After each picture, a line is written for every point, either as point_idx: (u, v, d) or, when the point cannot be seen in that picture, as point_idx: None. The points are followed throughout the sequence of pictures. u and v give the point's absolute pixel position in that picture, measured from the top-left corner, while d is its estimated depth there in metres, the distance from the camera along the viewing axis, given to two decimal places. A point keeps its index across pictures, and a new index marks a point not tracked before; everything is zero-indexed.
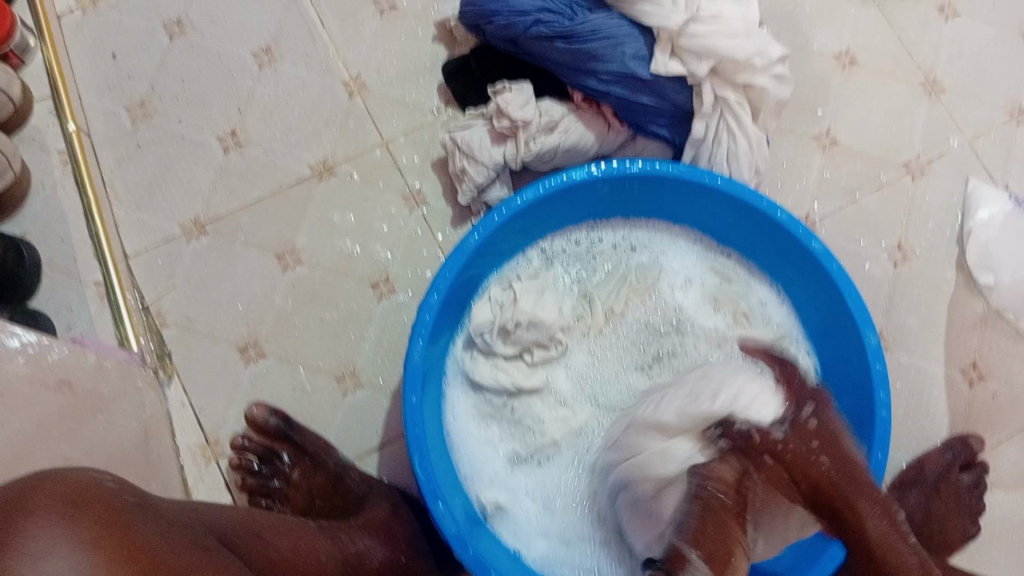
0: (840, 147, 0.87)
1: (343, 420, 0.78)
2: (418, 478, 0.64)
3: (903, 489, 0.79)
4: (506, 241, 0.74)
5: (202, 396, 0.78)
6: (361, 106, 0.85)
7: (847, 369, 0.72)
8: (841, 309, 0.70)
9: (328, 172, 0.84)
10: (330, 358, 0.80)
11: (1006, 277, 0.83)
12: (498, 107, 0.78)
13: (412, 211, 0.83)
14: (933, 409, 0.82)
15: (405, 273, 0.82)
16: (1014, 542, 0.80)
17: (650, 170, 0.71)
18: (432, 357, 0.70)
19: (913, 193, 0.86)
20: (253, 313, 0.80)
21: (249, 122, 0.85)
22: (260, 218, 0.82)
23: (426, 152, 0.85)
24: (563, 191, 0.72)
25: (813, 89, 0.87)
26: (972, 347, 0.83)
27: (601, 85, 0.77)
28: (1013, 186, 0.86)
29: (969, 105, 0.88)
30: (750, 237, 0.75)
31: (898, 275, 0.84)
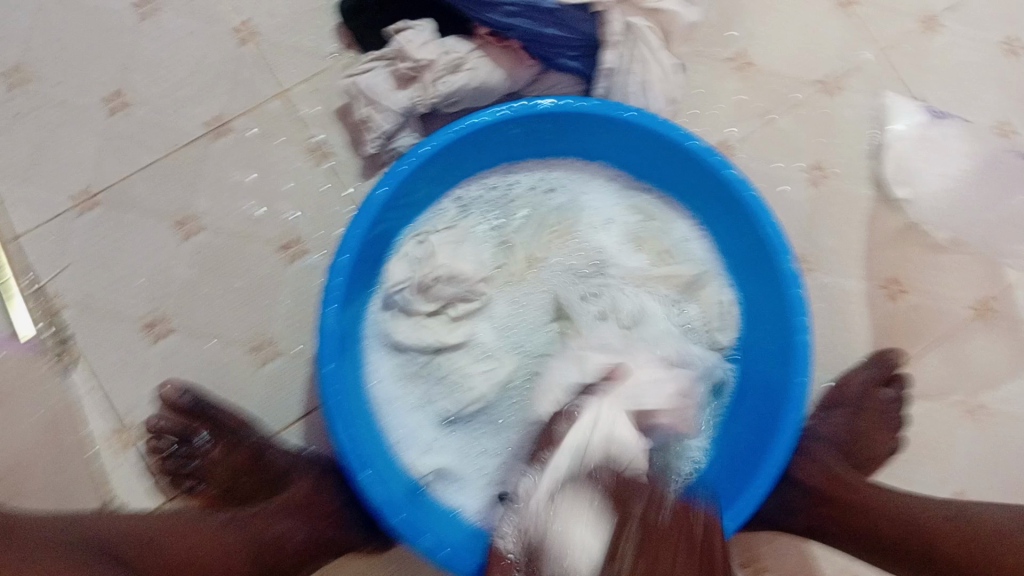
0: (755, 68, 0.85)
1: (264, 389, 0.76)
2: (342, 448, 0.62)
3: (828, 411, 0.79)
4: (416, 193, 0.71)
5: (112, 376, 0.75)
6: (254, 56, 0.80)
7: (768, 299, 0.71)
8: (759, 238, 0.69)
9: (224, 130, 0.79)
10: (245, 325, 0.76)
11: (922, 190, 0.84)
12: (399, 47, 0.75)
13: (319, 164, 0.79)
14: (857, 327, 0.83)
15: (316, 231, 0.78)
16: (936, 450, 0.82)
17: (560, 107, 0.68)
18: (348, 321, 0.68)
19: (829, 110, 0.85)
20: (159, 284, 0.77)
21: (134, 81, 0.79)
22: (155, 184, 0.78)
23: (328, 100, 0.80)
24: (471, 136, 0.69)
25: (723, 11, 0.85)
26: (891, 262, 0.84)
27: (506, 19, 0.73)
28: (927, 96, 0.86)
29: (882, 17, 0.86)
30: (666, 169, 0.73)
31: (816, 195, 0.84)
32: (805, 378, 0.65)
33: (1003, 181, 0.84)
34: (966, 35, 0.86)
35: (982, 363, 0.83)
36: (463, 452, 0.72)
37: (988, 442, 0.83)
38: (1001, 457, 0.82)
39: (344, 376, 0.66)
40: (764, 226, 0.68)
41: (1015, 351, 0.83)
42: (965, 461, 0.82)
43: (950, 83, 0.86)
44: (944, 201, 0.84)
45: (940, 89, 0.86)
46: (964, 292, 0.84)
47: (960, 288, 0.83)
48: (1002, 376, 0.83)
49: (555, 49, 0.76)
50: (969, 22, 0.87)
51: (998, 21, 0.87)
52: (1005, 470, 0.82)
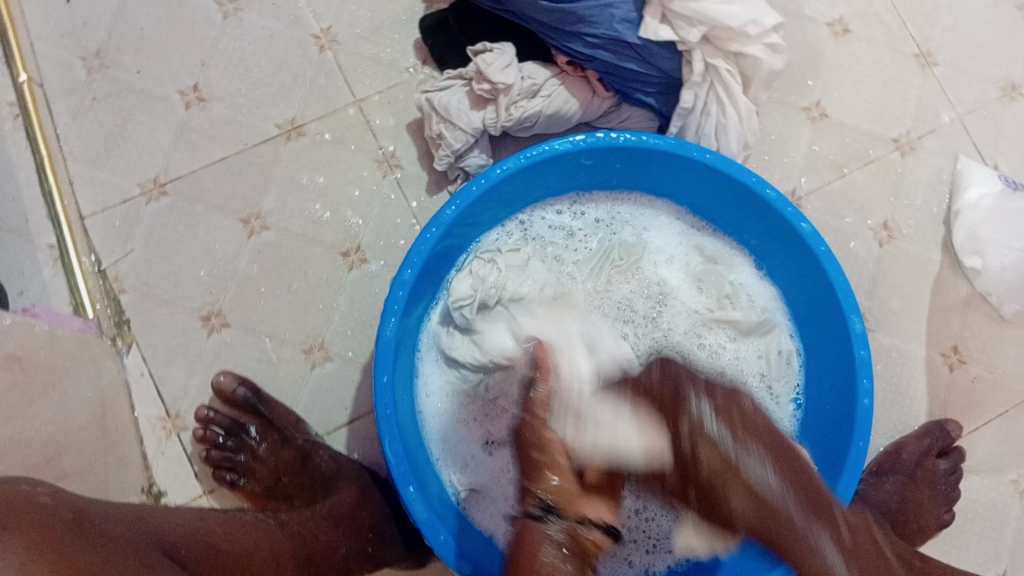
0: (832, 121, 0.84)
1: (312, 392, 0.76)
2: (388, 463, 0.62)
3: (880, 476, 0.78)
4: (485, 213, 0.71)
5: (163, 365, 0.75)
6: (333, 62, 0.81)
7: (832, 356, 0.70)
8: (828, 292, 0.68)
9: (297, 132, 0.80)
10: (299, 328, 0.77)
11: (995, 263, 0.80)
12: (479, 69, 0.75)
13: (386, 175, 0.79)
14: (914, 391, 0.81)
15: (377, 242, 0.78)
16: (987, 524, 0.80)
17: (636, 142, 0.68)
18: (405, 330, 0.67)
19: (904, 170, 0.84)
20: (217, 279, 0.77)
21: (212, 78, 0.80)
22: (225, 179, 0.78)
23: (402, 113, 0.80)
24: (544, 164, 0.69)
25: (806, 60, 0.84)
26: (954, 329, 0.82)
27: (587, 49, 0.73)
28: (1003, 165, 0.85)
29: (965, 81, 0.85)
30: (738, 212, 0.73)
31: (882, 255, 0.82)
32: (862, 442, 0.65)
33: None
34: None
35: None
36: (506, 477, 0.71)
37: None
38: None
39: (396, 389, 0.65)
40: (834, 280, 0.67)
41: None
42: (1017, 542, 0.79)
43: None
44: (1018, 275, 0.80)
45: (1015, 161, 0.85)
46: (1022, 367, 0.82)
47: (1020, 362, 0.82)
48: None
49: (631, 85, 0.76)
50: None
51: None
52: None
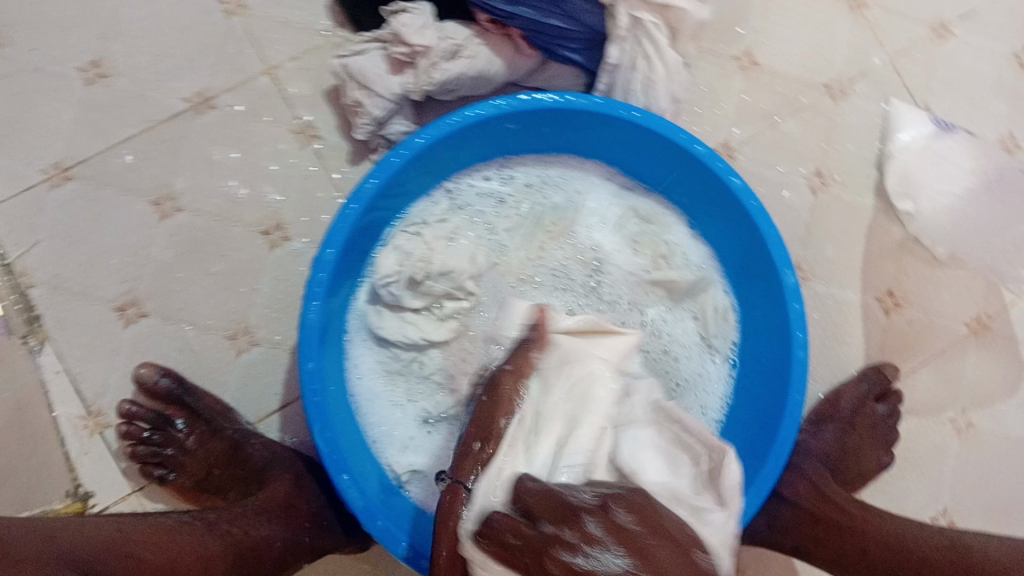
0: (761, 69, 0.82)
1: (240, 378, 0.73)
2: (320, 450, 0.60)
3: (819, 425, 0.78)
4: (408, 185, 0.68)
5: (81, 359, 0.72)
6: (243, 28, 0.76)
7: (766, 311, 0.69)
8: (760, 247, 0.67)
9: (208, 105, 0.75)
10: (222, 312, 0.74)
11: (925, 206, 0.81)
12: (395, 31, 0.71)
13: (304, 146, 0.76)
14: (851, 338, 0.81)
15: (300, 218, 0.75)
16: (924, 466, 0.81)
17: (559, 103, 0.66)
18: (331, 312, 0.65)
19: (837, 114, 0.83)
20: (132, 265, 0.73)
21: (113, 50, 0.75)
22: (132, 160, 0.74)
23: (317, 81, 0.77)
24: (465, 130, 0.66)
25: (736, 6, 0.82)
26: (889, 273, 0.82)
27: (508, 7, 0.70)
28: (934, 107, 0.84)
29: (896, 22, 0.84)
30: (668, 170, 0.71)
31: (816, 204, 0.82)
32: (797, 396, 0.65)
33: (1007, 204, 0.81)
34: (977, 45, 0.85)
35: (975, 381, 0.81)
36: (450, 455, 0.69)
37: (980, 462, 0.81)
38: (992, 478, 0.81)
39: (324, 373, 0.63)
40: (766, 236, 0.66)
41: (1008, 370, 0.82)
42: (954, 480, 0.80)
43: (958, 96, 0.84)
44: (947, 216, 0.81)
45: (947, 100, 0.84)
46: (959, 308, 0.82)
47: (957, 304, 0.82)
48: (997, 395, 0.81)
49: (554, 42, 0.73)
50: (980, 33, 0.85)
51: (1007, 35, 0.85)
52: (996, 491, 0.81)
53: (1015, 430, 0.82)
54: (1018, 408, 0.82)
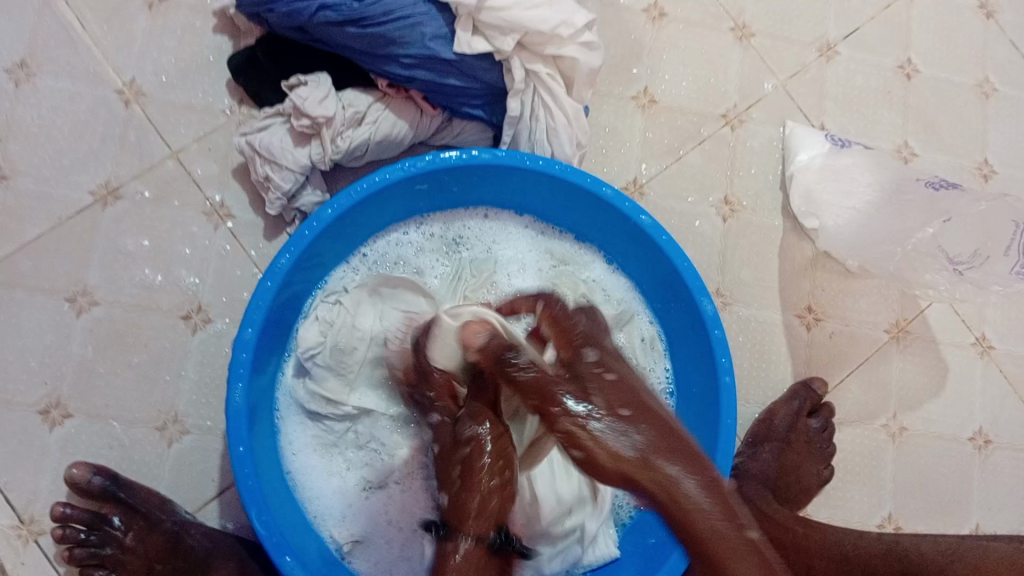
0: (660, 106, 0.85)
1: (174, 468, 0.72)
2: (259, 535, 0.59)
3: (756, 445, 0.80)
4: (324, 254, 0.69)
5: (6, 470, 0.71)
6: (141, 117, 0.76)
7: (690, 336, 0.71)
8: (675, 280, 0.69)
9: (114, 196, 0.75)
10: (148, 403, 0.73)
11: (831, 221, 0.83)
12: (294, 105, 0.72)
13: (218, 227, 0.76)
14: (777, 356, 0.83)
15: (219, 300, 0.75)
16: (864, 474, 0.82)
17: (462, 161, 0.67)
18: (258, 392, 0.64)
19: (736, 141, 0.86)
20: (52, 366, 0.73)
21: (13, 151, 0.75)
22: (42, 260, 0.74)
23: (224, 158, 0.77)
24: (373, 198, 0.67)
25: (627, 48, 0.84)
26: (805, 289, 0.84)
27: (405, 71, 0.72)
28: (826, 124, 0.87)
29: (781, 48, 0.87)
30: (580, 213, 0.72)
31: (728, 229, 0.84)
32: (730, 420, 0.66)
33: (905, 214, 0.79)
34: (860, 62, 0.89)
35: (900, 383, 0.84)
36: (389, 520, 0.69)
37: (914, 460, 0.83)
38: (928, 476, 0.83)
39: (257, 453, 0.63)
40: (679, 268, 0.68)
41: (930, 369, 0.84)
42: (895, 485, 0.82)
43: (845, 111, 0.88)
44: (854, 234, 0.82)
45: (837, 117, 0.87)
46: (877, 314, 0.85)
47: (873, 310, 0.85)
48: (924, 395, 0.84)
49: (458, 98, 0.74)
50: (861, 49, 0.89)
51: (888, 50, 0.89)
52: (936, 488, 0.83)
53: (946, 427, 0.84)
54: (945, 403, 0.84)
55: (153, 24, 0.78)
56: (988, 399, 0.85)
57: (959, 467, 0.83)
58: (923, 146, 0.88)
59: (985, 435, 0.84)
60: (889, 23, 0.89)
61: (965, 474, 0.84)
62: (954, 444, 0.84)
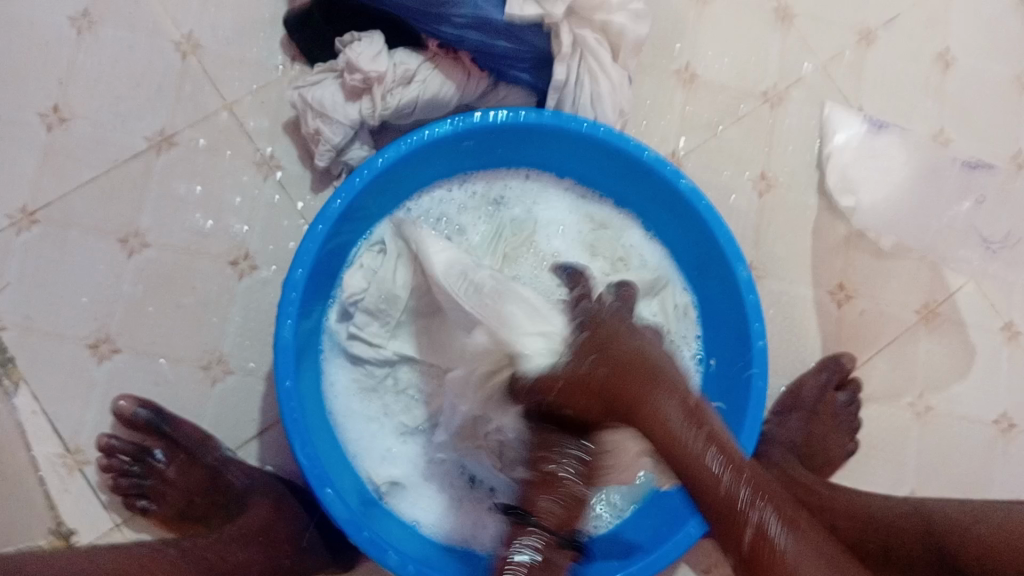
0: (701, 82, 0.86)
1: (217, 408, 0.75)
2: (302, 466, 0.61)
3: (784, 415, 0.81)
4: (373, 205, 0.71)
5: (53, 402, 0.73)
6: (197, 69, 0.79)
7: (724, 303, 0.73)
8: (712, 245, 0.71)
9: (168, 145, 0.78)
10: (194, 345, 0.75)
11: (866, 198, 0.86)
12: (349, 61, 0.74)
13: (267, 178, 0.78)
14: (806, 330, 0.84)
15: (266, 247, 0.77)
16: (889, 451, 0.83)
17: (510, 120, 0.69)
18: (303, 332, 0.66)
19: (776, 120, 0.87)
20: (102, 305, 0.75)
21: (72, 96, 0.77)
22: (97, 201, 0.76)
23: (276, 113, 0.79)
24: (423, 150, 0.69)
25: (672, 23, 0.86)
26: (838, 267, 0.85)
27: (456, 31, 0.73)
28: (865, 107, 0.88)
29: (822, 31, 0.89)
30: (621, 176, 0.74)
31: (763, 205, 0.85)
32: (761, 384, 0.67)
33: (941, 188, 0.87)
34: (901, 47, 0.90)
35: (927, 364, 0.85)
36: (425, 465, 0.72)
37: (937, 439, 0.84)
38: (951, 456, 0.84)
39: (300, 392, 0.65)
40: (716, 234, 0.70)
41: (957, 351, 0.85)
42: (916, 462, 0.83)
43: (885, 95, 0.89)
44: (891, 209, 0.86)
45: (876, 101, 0.89)
46: (907, 295, 0.86)
47: (904, 292, 0.86)
48: (950, 377, 0.85)
49: (505, 59, 0.76)
50: (902, 34, 0.90)
51: (928, 38, 0.90)
52: (958, 467, 0.84)
53: (970, 410, 0.85)
54: (970, 387, 0.85)
55: None
56: (1013, 383, 0.86)
57: (982, 449, 0.85)
58: (961, 134, 0.89)
59: (1009, 419, 0.85)
60: (932, 11, 0.90)
61: (987, 457, 0.85)
62: (978, 426, 0.85)
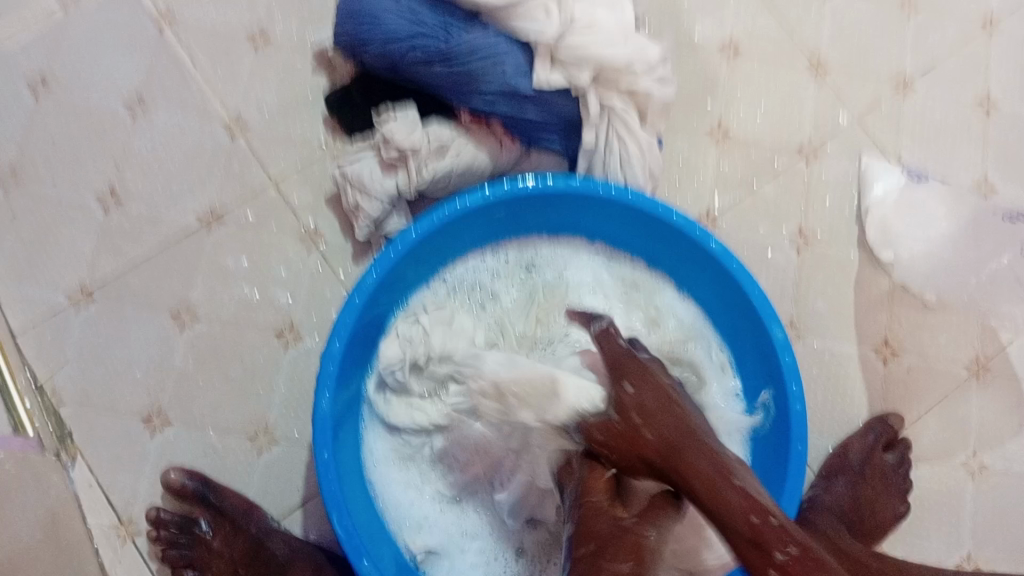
0: (734, 139, 0.87)
1: (263, 476, 0.77)
2: (339, 535, 0.62)
3: (830, 479, 0.81)
4: (407, 275, 0.73)
5: (109, 472, 0.76)
6: (243, 148, 0.82)
7: (763, 363, 0.72)
8: (747, 306, 0.71)
9: (217, 222, 0.81)
10: (241, 415, 0.78)
11: (907, 254, 0.85)
12: (383, 136, 0.76)
13: (310, 250, 0.81)
14: (851, 387, 0.83)
15: (310, 318, 0.80)
16: (942, 510, 0.81)
17: (538, 188, 0.71)
18: (341, 403, 0.68)
19: (812, 174, 0.87)
20: (154, 378, 0.78)
21: (127, 178, 0.81)
22: (150, 278, 0.80)
23: (318, 189, 0.82)
24: (453, 222, 0.70)
25: (703, 82, 0.87)
26: (882, 322, 0.84)
27: (486, 103, 0.75)
28: (903, 158, 0.87)
29: (857, 83, 0.88)
30: (651, 239, 0.75)
31: (802, 262, 0.85)
32: (800, 446, 0.67)
33: (980, 242, 0.86)
34: (940, 95, 0.88)
35: (978, 419, 0.82)
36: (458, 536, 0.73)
37: (994, 497, 0.81)
38: (1010, 514, 0.81)
39: (340, 462, 0.66)
40: (750, 295, 0.70)
41: (1011, 406, 0.83)
42: (971, 522, 0.81)
43: (924, 144, 0.88)
44: (930, 263, 0.85)
45: (916, 151, 0.88)
46: (956, 348, 0.84)
47: (953, 345, 0.84)
48: (1004, 432, 0.82)
49: (537, 127, 0.77)
50: (941, 82, 0.89)
51: (967, 84, 0.89)
52: (1015, 527, 0.81)
53: None
54: None
55: (253, 63, 0.84)
56: None
57: None
58: (1006, 180, 0.87)
59: None
60: (972, 57, 0.89)
61: None
62: None
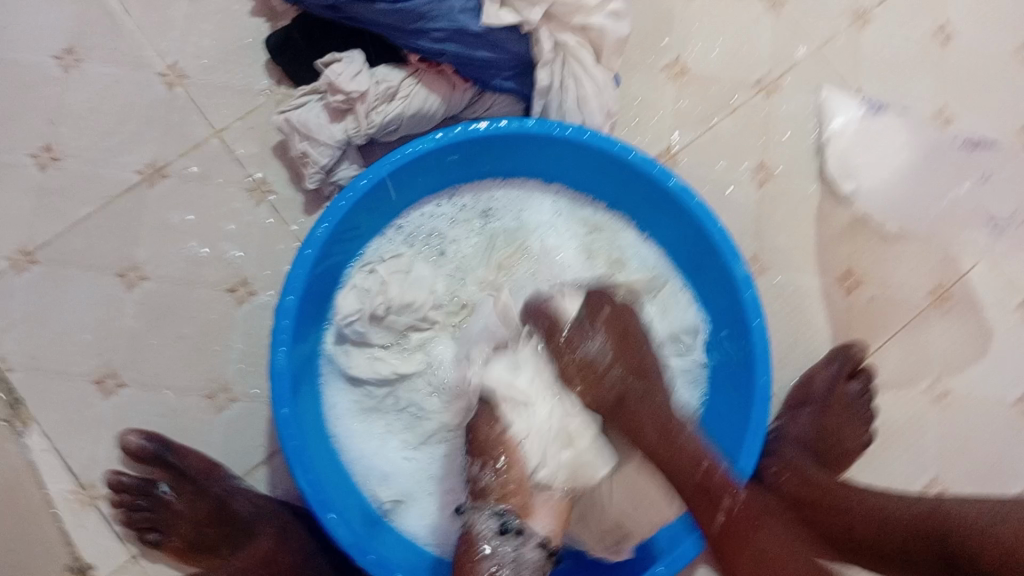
0: (691, 75, 0.85)
1: (223, 436, 0.75)
2: (303, 492, 0.61)
3: (796, 410, 0.79)
4: (361, 226, 0.71)
5: (61, 439, 0.74)
6: (186, 98, 0.79)
7: (726, 298, 0.71)
8: (708, 243, 0.69)
9: (161, 177, 0.78)
10: (196, 374, 0.76)
11: (866, 181, 0.84)
12: (329, 82, 0.74)
13: (260, 203, 0.78)
14: (814, 321, 0.83)
15: (263, 272, 0.77)
16: (908, 438, 0.82)
17: (491, 130, 0.68)
18: (297, 359, 0.66)
19: (770, 108, 0.85)
20: (104, 341, 0.76)
21: (63, 134, 0.78)
22: (93, 238, 0.77)
23: (266, 139, 0.79)
24: (405, 167, 0.68)
25: (659, 17, 0.85)
26: (843, 255, 0.84)
27: (435, 43, 0.72)
28: (862, 89, 0.86)
29: (814, 12, 0.86)
30: (609, 178, 0.73)
31: (762, 197, 0.84)
32: (765, 379, 0.66)
33: None
34: (897, 23, 0.87)
35: (941, 346, 0.83)
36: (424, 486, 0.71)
37: (957, 423, 0.82)
38: (973, 439, 0.82)
39: (299, 417, 0.65)
40: (711, 232, 0.68)
41: (973, 333, 0.83)
42: (935, 448, 0.82)
43: (881, 74, 0.87)
44: (889, 189, 0.85)
45: (874, 82, 0.87)
46: (917, 277, 0.84)
47: (914, 274, 0.84)
48: (967, 359, 0.83)
49: (486, 70, 0.75)
50: (897, 10, 0.87)
51: (925, 10, 0.87)
52: (979, 451, 0.82)
53: (990, 392, 0.83)
54: (989, 368, 0.83)
55: (192, 9, 0.80)
56: None
57: (1004, 432, 0.82)
58: (963, 107, 0.87)
59: None
60: None
61: (1010, 439, 0.82)
62: (998, 407, 0.82)
